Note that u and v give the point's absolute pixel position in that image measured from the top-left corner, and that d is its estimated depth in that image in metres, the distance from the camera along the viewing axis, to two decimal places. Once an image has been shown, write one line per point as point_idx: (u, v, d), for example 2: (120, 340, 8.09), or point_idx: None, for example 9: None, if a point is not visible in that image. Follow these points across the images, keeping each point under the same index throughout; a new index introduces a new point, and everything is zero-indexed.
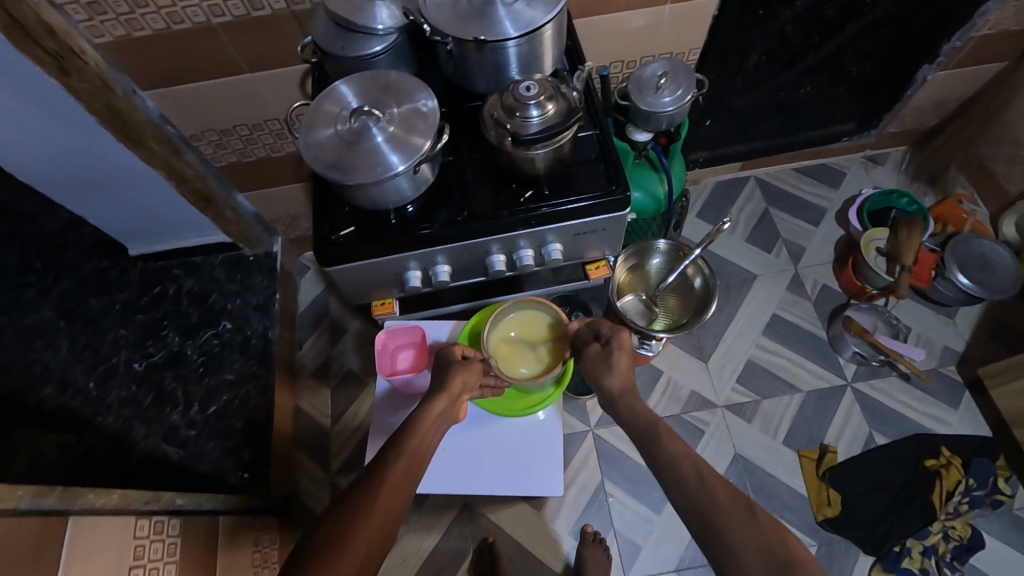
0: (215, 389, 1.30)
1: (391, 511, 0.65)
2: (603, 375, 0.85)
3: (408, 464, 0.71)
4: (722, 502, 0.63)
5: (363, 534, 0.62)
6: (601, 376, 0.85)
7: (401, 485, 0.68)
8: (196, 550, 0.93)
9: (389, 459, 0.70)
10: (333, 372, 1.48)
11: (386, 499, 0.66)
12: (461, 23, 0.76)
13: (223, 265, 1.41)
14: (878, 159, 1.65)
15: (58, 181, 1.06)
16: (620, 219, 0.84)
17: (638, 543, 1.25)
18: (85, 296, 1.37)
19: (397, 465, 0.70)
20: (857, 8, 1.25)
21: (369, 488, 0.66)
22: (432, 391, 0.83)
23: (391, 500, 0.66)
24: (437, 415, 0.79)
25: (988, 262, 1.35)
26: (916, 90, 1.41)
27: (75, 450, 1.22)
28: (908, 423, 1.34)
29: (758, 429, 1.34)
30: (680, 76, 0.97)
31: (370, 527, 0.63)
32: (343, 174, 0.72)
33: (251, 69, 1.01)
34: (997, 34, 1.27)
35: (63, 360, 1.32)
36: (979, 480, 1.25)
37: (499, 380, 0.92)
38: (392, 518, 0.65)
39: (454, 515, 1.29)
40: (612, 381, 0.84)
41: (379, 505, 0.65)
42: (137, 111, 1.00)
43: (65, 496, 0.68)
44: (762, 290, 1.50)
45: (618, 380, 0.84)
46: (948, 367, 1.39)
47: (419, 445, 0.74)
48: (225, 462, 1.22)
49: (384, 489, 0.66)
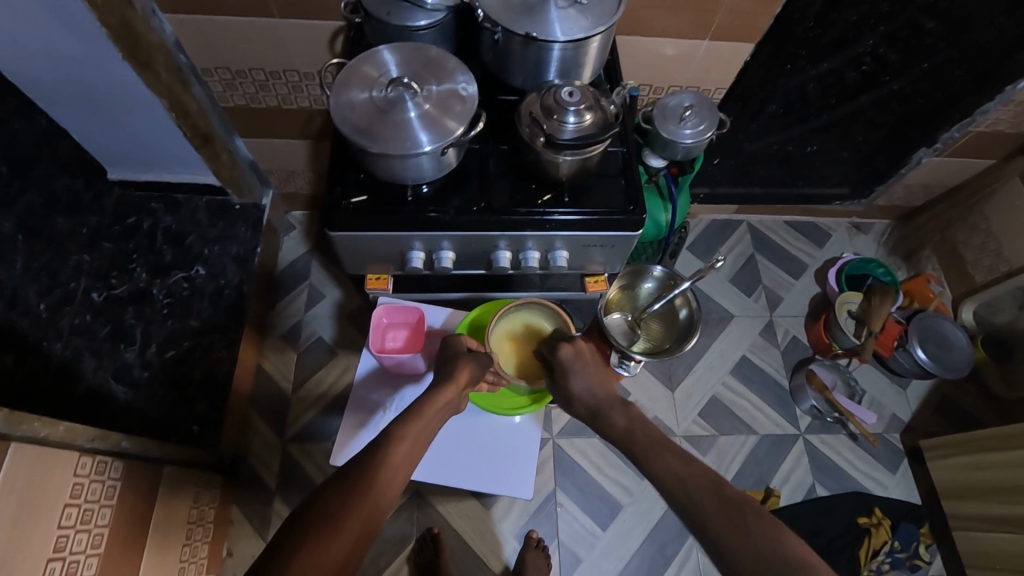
0: (176, 334, 1.25)
1: (386, 495, 0.65)
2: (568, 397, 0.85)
3: (408, 450, 0.70)
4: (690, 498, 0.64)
5: (360, 514, 0.61)
6: (570, 400, 0.84)
7: (400, 469, 0.67)
8: (134, 497, 0.89)
9: (392, 441, 0.69)
10: (303, 337, 1.42)
11: (384, 483, 0.65)
12: (513, 15, 0.76)
13: (206, 209, 1.35)
14: (863, 227, 1.73)
15: (51, 86, 1.01)
16: (630, 239, 0.85)
17: (580, 555, 1.26)
18: (54, 214, 1.32)
19: (398, 448, 0.69)
20: (874, 80, 1.34)
21: (368, 468, 0.65)
22: (441, 378, 0.83)
23: (388, 484, 0.65)
24: (443, 404, 0.79)
25: (945, 342, 1.43)
26: (910, 169, 1.50)
27: (14, 372, 1.17)
28: (849, 480, 1.40)
29: (711, 463, 1.39)
30: (705, 111, 0.99)
31: (367, 508, 0.61)
32: (370, 142, 0.70)
33: (283, 15, 0.97)
34: (992, 133, 1.35)
35: (15, 276, 1.26)
36: (903, 543, 1.34)
37: (498, 377, 0.93)
38: (386, 500, 0.64)
39: (403, 500, 1.27)
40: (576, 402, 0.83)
41: (378, 488, 0.64)
42: (154, 33, 0.95)
43: (10, 420, 0.66)
44: (737, 331, 1.54)
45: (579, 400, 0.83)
46: (893, 434, 1.47)
47: (421, 431, 0.73)
48: (177, 410, 1.17)
49: (383, 470, 0.66)
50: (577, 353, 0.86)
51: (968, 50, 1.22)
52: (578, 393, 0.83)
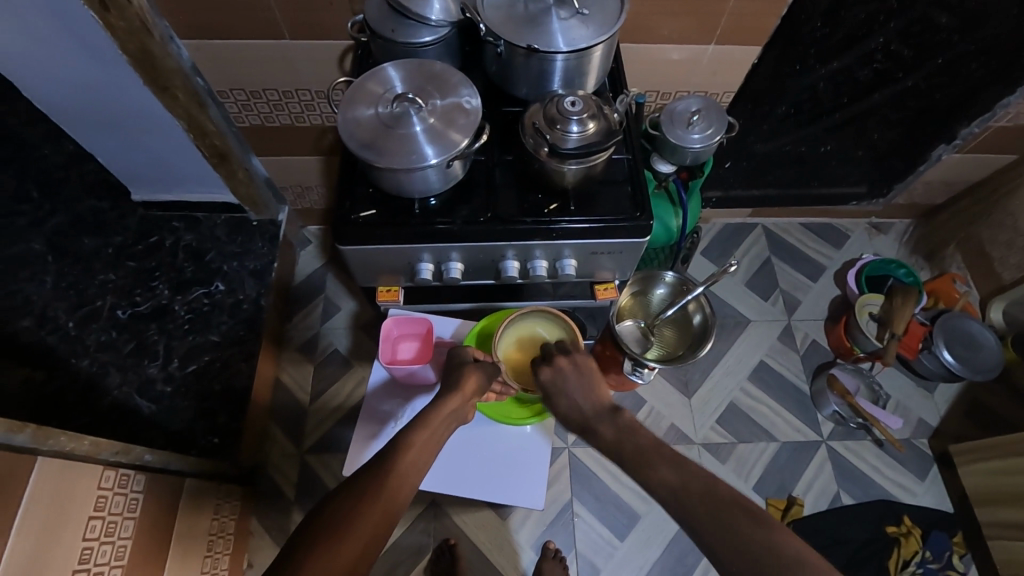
0: (197, 349, 1.28)
1: (396, 502, 0.65)
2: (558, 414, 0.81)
3: (416, 458, 0.70)
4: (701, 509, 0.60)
5: (368, 521, 0.61)
6: (558, 412, 0.81)
7: (408, 476, 0.67)
8: (156, 509, 0.91)
9: (401, 449, 0.70)
10: (319, 349, 1.44)
11: (391, 490, 0.65)
12: (515, 28, 0.77)
13: (224, 225, 1.39)
14: (882, 227, 1.69)
15: (77, 114, 1.06)
16: (638, 245, 0.85)
17: (598, 566, 1.24)
18: (80, 234, 1.37)
19: (409, 455, 0.69)
20: (888, 77, 1.31)
21: (376, 475, 0.66)
22: (443, 388, 0.84)
23: (399, 489, 0.65)
24: (449, 413, 0.79)
25: (973, 344, 1.38)
26: (929, 166, 1.46)
27: (44, 388, 1.21)
28: (876, 487, 1.36)
29: (731, 471, 1.36)
30: (712, 115, 0.98)
31: (375, 516, 0.62)
32: (376, 156, 0.72)
33: (294, 37, 1.00)
34: (1015, 127, 1.31)
35: (45, 294, 1.31)
36: (935, 553, 1.28)
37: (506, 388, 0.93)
38: (397, 506, 0.64)
39: (419, 511, 1.27)
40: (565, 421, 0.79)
41: (386, 495, 0.64)
42: (172, 58, 0.97)
43: (36, 435, 0.68)
44: (754, 336, 1.52)
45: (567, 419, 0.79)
46: (920, 439, 1.42)
47: (429, 438, 0.73)
48: (197, 422, 1.20)
49: (392, 477, 0.66)
50: (558, 369, 0.80)
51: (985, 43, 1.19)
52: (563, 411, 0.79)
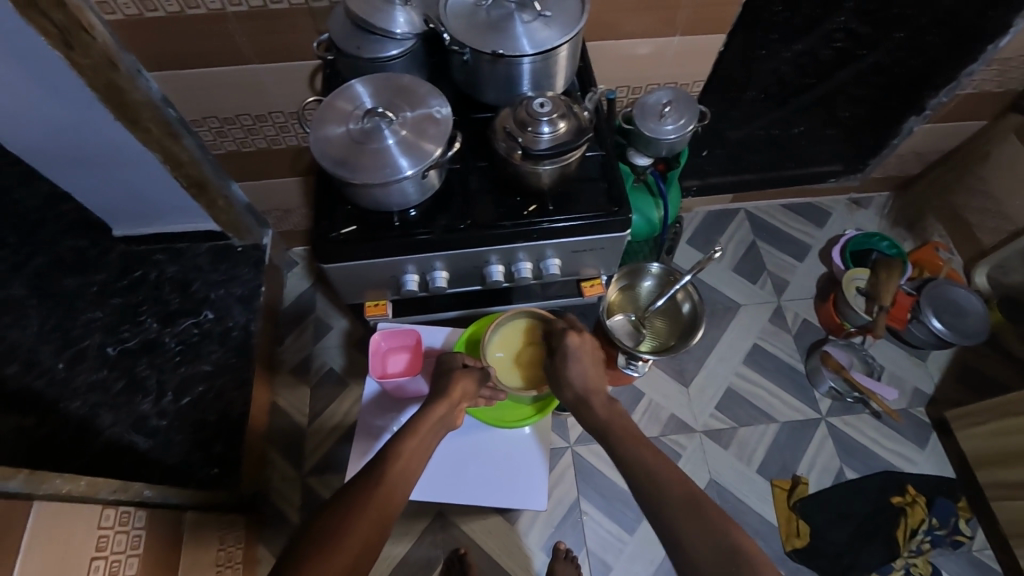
0: (190, 380, 1.27)
1: (387, 510, 0.65)
2: (558, 387, 0.89)
3: (404, 466, 0.71)
4: (673, 506, 0.64)
5: (360, 530, 0.61)
6: (560, 386, 0.89)
7: (398, 483, 0.69)
8: (160, 544, 0.90)
9: (389, 458, 0.71)
10: (314, 370, 1.44)
11: (383, 498, 0.66)
12: (479, 34, 0.77)
13: (208, 254, 1.38)
14: (861, 202, 1.71)
15: (50, 155, 1.06)
16: (619, 240, 0.86)
17: (609, 563, 1.24)
18: (63, 274, 1.36)
19: (395, 465, 0.70)
20: (849, 54, 1.33)
21: (367, 488, 0.66)
22: (433, 395, 0.85)
23: (388, 497, 0.66)
24: (436, 419, 0.81)
25: (960, 311, 1.40)
26: (902, 138, 1.48)
27: (37, 432, 1.20)
28: (877, 460, 1.37)
29: (734, 456, 1.37)
30: (683, 105, 0.99)
31: (367, 525, 0.62)
32: (351, 173, 0.72)
33: (261, 61, 0.99)
34: (979, 94, 1.34)
35: (31, 338, 1.30)
36: (941, 520, 1.30)
37: (495, 392, 0.96)
38: (388, 515, 0.65)
39: (426, 523, 1.27)
40: (566, 393, 0.88)
41: (377, 504, 0.65)
42: (140, 91, 0.97)
43: (30, 480, 0.66)
44: (745, 319, 1.53)
45: (569, 393, 0.88)
46: (917, 408, 1.43)
47: (416, 447, 0.75)
48: (195, 453, 1.19)
49: (382, 485, 0.67)
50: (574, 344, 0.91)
51: (947, 18, 1.21)
52: (571, 380, 0.87)
